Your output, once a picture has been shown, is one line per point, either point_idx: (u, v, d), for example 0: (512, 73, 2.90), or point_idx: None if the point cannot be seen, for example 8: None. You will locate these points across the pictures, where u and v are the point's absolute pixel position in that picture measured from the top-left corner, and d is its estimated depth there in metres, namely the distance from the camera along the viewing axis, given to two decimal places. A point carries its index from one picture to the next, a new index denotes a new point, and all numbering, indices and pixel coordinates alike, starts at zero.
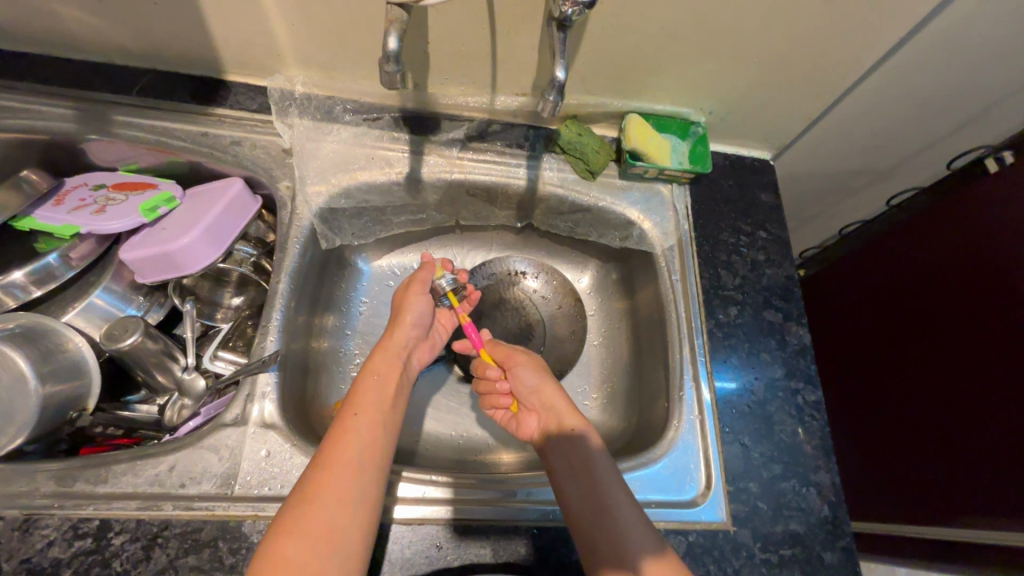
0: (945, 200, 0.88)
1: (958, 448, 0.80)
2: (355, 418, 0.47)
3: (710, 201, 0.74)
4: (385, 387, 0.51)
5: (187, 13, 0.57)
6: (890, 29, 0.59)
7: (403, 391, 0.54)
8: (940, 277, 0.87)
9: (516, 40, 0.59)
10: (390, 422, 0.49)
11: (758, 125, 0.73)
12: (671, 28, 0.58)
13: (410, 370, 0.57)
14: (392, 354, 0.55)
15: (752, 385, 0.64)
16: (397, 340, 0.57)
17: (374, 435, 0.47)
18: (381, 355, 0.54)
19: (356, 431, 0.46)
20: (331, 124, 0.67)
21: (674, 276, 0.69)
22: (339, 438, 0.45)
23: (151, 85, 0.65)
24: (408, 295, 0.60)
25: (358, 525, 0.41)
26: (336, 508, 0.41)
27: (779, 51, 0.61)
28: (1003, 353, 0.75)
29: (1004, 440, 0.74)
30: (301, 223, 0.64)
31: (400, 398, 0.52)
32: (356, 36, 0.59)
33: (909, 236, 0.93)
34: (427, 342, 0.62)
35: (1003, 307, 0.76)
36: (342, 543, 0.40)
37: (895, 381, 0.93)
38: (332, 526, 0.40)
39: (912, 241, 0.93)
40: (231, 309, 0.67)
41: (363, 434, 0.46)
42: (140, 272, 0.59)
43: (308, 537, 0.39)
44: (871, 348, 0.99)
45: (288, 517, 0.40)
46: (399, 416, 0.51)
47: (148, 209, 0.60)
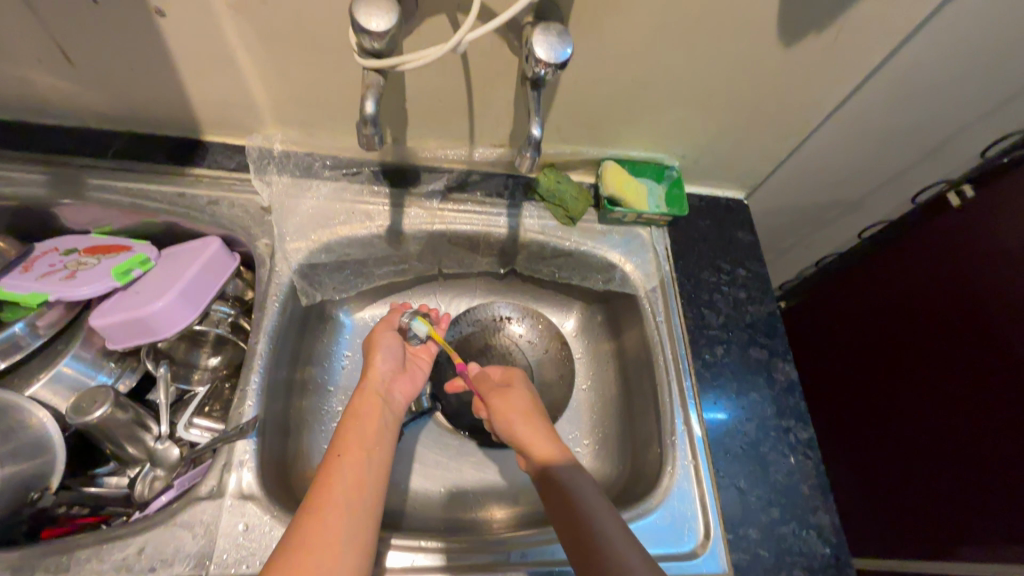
0: (910, 233, 0.90)
1: (947, 474, 0.80)
2: (339, 459, 0.47)
3: (690, 241, 0.75)
4: (366, 425, 0.52)
5: (164, 76, 0.57)
6: (846, 76, 0.62)
7: (389, 431, 0.53)
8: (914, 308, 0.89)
9: (493, 94, 0.60)
10: (377, 458, 0.49)
11: (730, 167, 0.75)
12: (641, 79, 0.60)
13: (395, 406, 0.57)
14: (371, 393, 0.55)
15: (743, 426, 0.63)
16: (374, 377, 0.57)
17: (356, 476, 0.46)
18: (363, 395, 0.55)
19: (343, 469, 0.46)
20: (309, 181, 0.67)
21: (658, 316, 0.69)
22: (325, 478, 0.45)
23: (127, 147, 0.65)
24: (378, 332, 0.61)
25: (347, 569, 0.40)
26: (322, 554, 0.40)
27: (745, 97, 0.63)
28: (979, 377, 0.77)
29: (989, 464, 0.75)
30: (281, 280, 0.62)
31: (386, 432, 0.52)
32: (333, 93, 0.60)
33: (881, 267, 0.96)
34: (408, 374, 0.61)
35: (976, 334, 0.78)
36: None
37: (880, 408, 0.95)
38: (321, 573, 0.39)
39: (884, 271, 0.95)
40: (207, 369, 0.65)
41: (350, 473, 0.46)
42: (111, 338, 0.57)
43: None
44: (851, 374, 1.01)
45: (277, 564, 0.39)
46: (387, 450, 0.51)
47: (120, 272, 0.59)
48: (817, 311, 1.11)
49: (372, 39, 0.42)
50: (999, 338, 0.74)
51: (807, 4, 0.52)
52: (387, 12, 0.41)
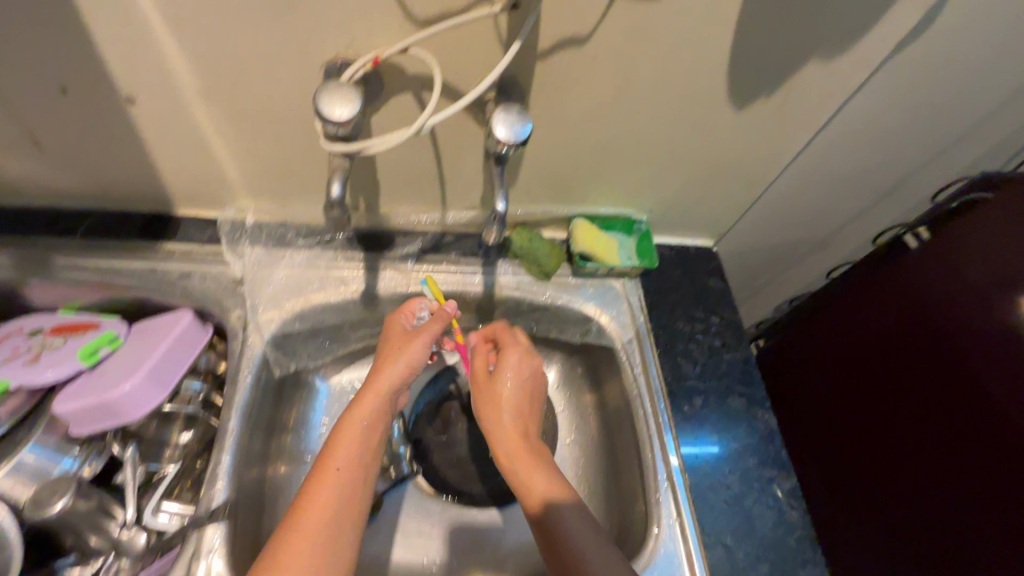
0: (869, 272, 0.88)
1: (915, 515, 0.75)
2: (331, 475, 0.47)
3: (662, 292, 0.76)
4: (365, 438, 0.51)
5: (135, 158, 0.58)
6: (796, 134, 0.65)
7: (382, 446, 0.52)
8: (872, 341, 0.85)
9: (462, 162, 0.62)
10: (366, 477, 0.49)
11: (696, 218, 0.78)
12: (604, 145, 0.62)
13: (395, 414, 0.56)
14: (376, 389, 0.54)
15: (727, 480, 0.63)
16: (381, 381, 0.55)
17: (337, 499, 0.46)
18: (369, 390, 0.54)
19: (326, 490, 0.46)
20: (283, 250, 0.68)
21: (636, 369, 0.69)
22: (309, 500, 0.45)
23: (97, 224, 0.65)
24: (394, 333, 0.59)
25: None
26: None
27: (704, 156, 0.66)
28: (968, 426, 0.69)
29: (997, 526, 0.66)
30: (254, 352, 0.62)
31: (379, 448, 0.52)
32: (305, 167, 0.61)
33: (838, 303, 0.92)
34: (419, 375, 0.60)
35: (959, 377, 0.71)
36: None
37: (854, 464, 0.85)
38: None
39: (840, 307, 0.92)
40: (178, 447, 0.62)
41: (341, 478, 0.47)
42: (76, 423, 0.55)
43: None
44: (820, 426, 0.93)
45: None
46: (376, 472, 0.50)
47: (87, 352, 0.58)
48: (785, 355, 1.04)
49: (336, 126, 0.43)
50: (986, 381, 0.68)
51: (754, 75, 0.56)
52: (350, 99, 0.43)
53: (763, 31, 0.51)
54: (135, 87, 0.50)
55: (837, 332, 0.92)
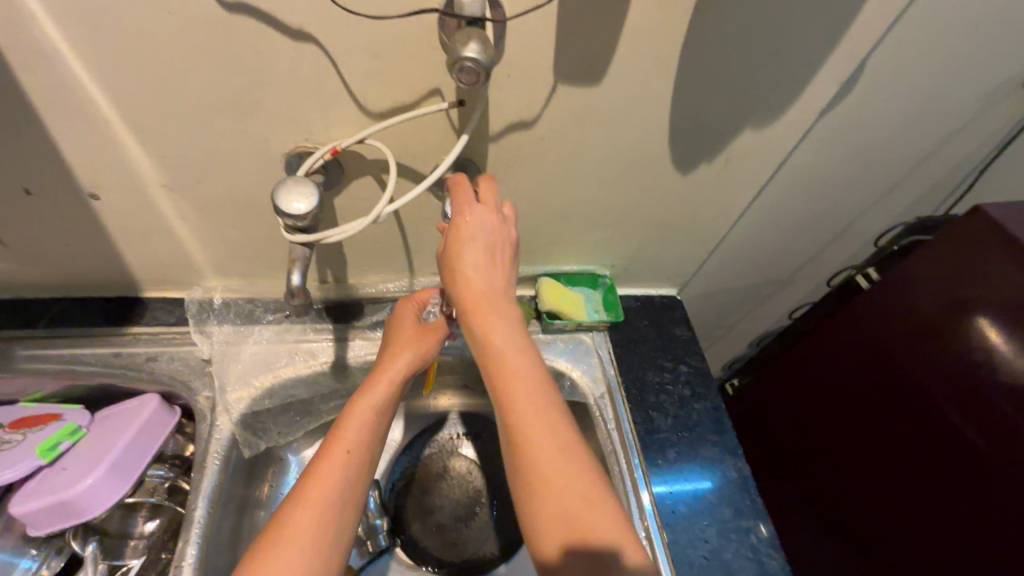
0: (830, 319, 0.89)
1: (903, 559, 0.75)
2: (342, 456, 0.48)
3: (631, 343, 0.78)
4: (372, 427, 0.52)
5: (100, 248, 0.59)
6: (741, 192, 0.69)
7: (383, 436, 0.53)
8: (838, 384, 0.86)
9: (425, 233, 0.64)
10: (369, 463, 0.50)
11: (657, 271, 0.81)
12: (561, 211, 0.65)
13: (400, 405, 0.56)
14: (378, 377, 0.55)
15: (704, 534, 0.63)
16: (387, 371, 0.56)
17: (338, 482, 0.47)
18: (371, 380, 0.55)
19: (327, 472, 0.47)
20: (251, 326, 0.68)
21: (610, 424, 0.70)
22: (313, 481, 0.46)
23: (61, 312, 0.65)
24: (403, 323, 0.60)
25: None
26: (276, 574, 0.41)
27: (657, 215, 0.69)
28: (930, 462, 0.71)
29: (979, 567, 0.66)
30: (222, 434, 0.61)
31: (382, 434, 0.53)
32: (270, 247, 0.63)
33: (801, 349, 0.94)
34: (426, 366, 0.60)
35: (916, 413, 0.73)
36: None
37: (835, 502, 0.86)
38: None
39: (805, 351, 0.93)
40: (143, 538, 0.60)
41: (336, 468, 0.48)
42: (33, 524, 0.54)
43: None
44: (799, 466, 0.93)
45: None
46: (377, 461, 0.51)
47: (47, 447, 0.57)
48: (758, 396, 1.05)
49: (295, 219, 0.45)
50: (943, 417, 0.70)
51: (694, 144, 0.59)
52: (308, 193, 0.45)
53: (698, 107, 0.55)
54: (98, 184, 0.52)
55: (803, 374, 0.93)
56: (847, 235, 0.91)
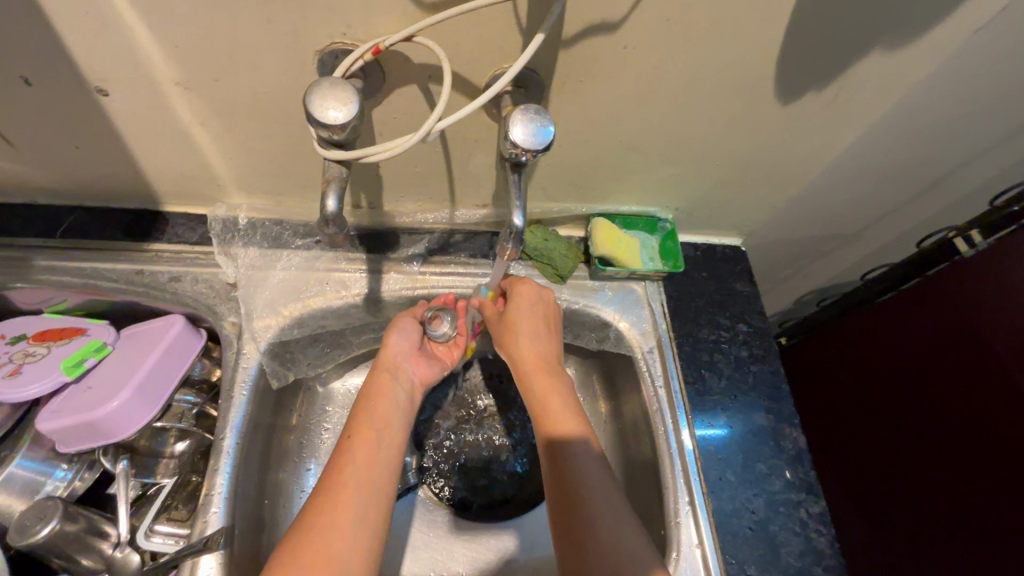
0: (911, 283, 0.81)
1: (951, 534, 0.72)
2: (350, 439, 0.51)
3: (687, 296, 0.71)
4: (376, 403, 0.55)
5: (115, 153, 0.53)
6: (845, 131, 0.58)
7: (399, 407, 0.56)
8: (910, 353, 0.79)
9: (473, 158, 0.56)
10: (388, 435, 0.53)
11: (726, 217, 0.72)
12: (630, 141, 0.56)
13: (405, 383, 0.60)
14: (383, 373, 0.58)
15: (751, 504, 0.59)
16: (387, 361, 0.59)
17: (368, 452, 0.50)
18: (379, 375, 0.58)
19: (353, 446, 0.50)
20: (279, 251, 0.63)
21: (657, 382, 0.65)
22: (338, 456, 0.50)
23: (79, 222, 0.60)
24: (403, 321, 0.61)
25: (355, 548, 0.44)
26: (331, 533, 0.44)
27: (740, 152, 0.59)
28: (1007, 449, 0.65)
29: None
30: (250, 363, 0.57)
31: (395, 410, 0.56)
32: (299, 163, 0.56)
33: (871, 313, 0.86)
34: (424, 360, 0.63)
35: (1000, 400, 0.66)
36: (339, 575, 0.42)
37: (886, 476, 0.82)
38: (330, 552, 0.42)
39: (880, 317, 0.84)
40: (173, 458, 0.59)
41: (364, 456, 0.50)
42: (61, 441, 0.52)
43: (305, 562, 0.42)
44: (851, 435, 0.88)
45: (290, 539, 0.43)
46: (395, 428, 0.54)
47: (71, 364, 0.54)
48: (815, 359, 0.98)
49: (330, 131, 0.37)
50: None
51: (806, 64, 0.49)
52: (346, 101, 0.37)
53: (823, 17, 0.44)
54: (105, 77, 0.45)
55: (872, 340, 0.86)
56: (942, 189, 0.78)
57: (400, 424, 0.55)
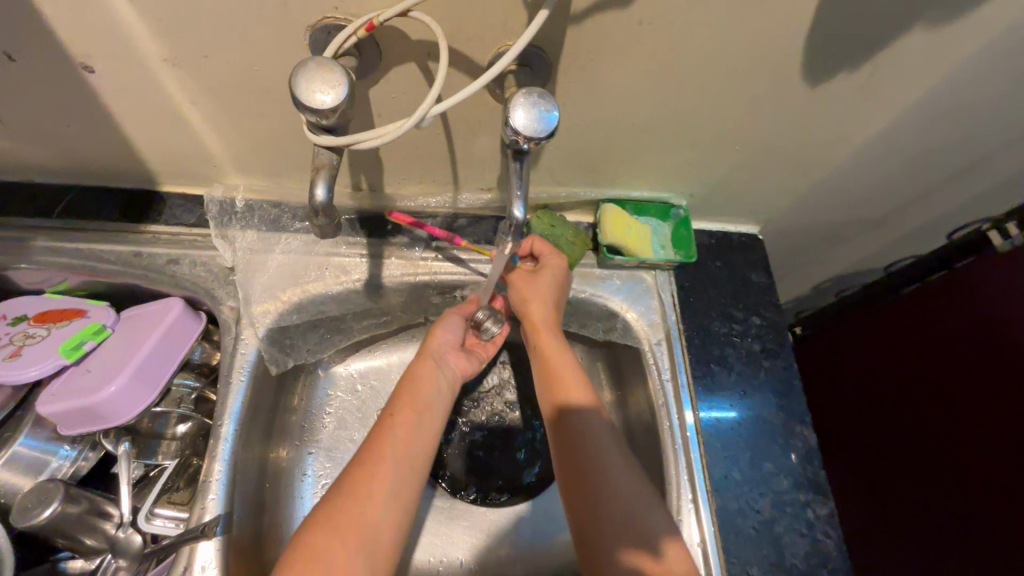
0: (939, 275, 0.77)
1: (967, 535, 0.70)
2: (391, 418, 0.53)
3: (699, 286, 0.68)
4: (420, 386, 0.57)
5: (108, 132, 0.51)
6: (876, 115, 0.54)
7: (441, 394, 0.58)
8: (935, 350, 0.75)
9: (477, 140, 0.54)
10: (428, 419, 0.55)
11: (743, 204, 0.68)
12: (643, 123, 0.53)
13: (450, 373, 0.61)
14: (428, 359, 0.60)
15: (756, 504, 0.57)
16: (433, 349, 0.60)
17: (408, 434, 0.52)
18: (424, 359, 0.59)
19: (393, 427, 0.52)
20: (278, 235, 0.61)
21: (664, 375, 0.63)
22: (378, 435, 0.52)
23: (76, 202, 0.59)
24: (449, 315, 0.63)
25: (385, 521, 0.47)
26: (364, 504, 0.47)
27: (761, 137, 0.56)
28: None
29: None
30: (248, 350, 0.57)
31: (438, 395, 0.57)
32: (296, 143, 0.54)
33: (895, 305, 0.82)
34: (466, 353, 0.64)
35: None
36: (369, 543, 0.45)
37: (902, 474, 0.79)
38: (359, 522, 0.45)
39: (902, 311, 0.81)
40: (175, 440, 0.60)
41: (405, 435, 0.52)
42: (61, 424, 0.52)
43: (338, 531, 0.44)
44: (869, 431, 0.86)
45: (320, 512, 0.46)
46: (436, 413, 0.56)
47: (71, 347, 0.54)
48: (831, 351, 0.95)
49: (320, 115, 0.35)
50: None
51: (839, 41, 0.45)
52: (335, 82, 0.34)
53: None
54: (89, 54, 0.43)
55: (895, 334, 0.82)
56: (977, 175, 0.74)
57: (440, 410, 0.57)
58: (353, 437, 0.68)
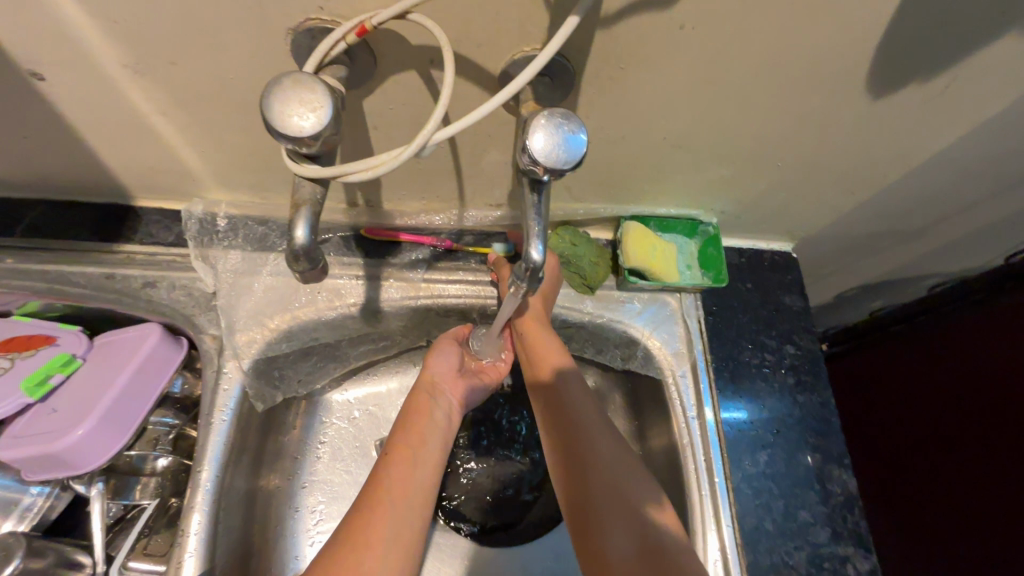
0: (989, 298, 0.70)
1: None
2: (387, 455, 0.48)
3: (727, 311, 0.62)
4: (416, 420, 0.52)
5: (70, 145, 0.45)
6: (941, 129, 0.47)
7: (440, 427, 0.53)
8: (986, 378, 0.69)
9: (486, 155, 0.47)
10: (427, 456, 0.50)
11: (779, 221, 0.62)
12: (675, 137, 0.46)
13: (448, 401, 0.55)
14: (422, 390, 0.55)
15: (791, 558, 0.52)
16: (426, 380, 0.55)
17: (405, 472, 0.47)
18: (416, 390, 0.54)
19: (390, 463, 0.48)
20: (265, 254, 0.55)
21: (690, 411, 0.57)
22: (375, 473, 0.47)
23: (43, 218, 0.54)
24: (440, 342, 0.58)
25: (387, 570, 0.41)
26: (361, 553, 0.41)
27: (807, 152, 0.49)
28: None
29: None
30: (231, 385, 0.51)
31: (436, 429, 0.52)
32: (282, 158, 0.48)
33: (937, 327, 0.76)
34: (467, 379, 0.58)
35: None
36: None
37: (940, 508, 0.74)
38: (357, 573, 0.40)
39: None
40: (154, 478, 0.53)
41: (402, 471, 0.47)
42: (26, 469, 0.47)
43: None
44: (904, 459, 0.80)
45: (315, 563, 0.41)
46: (436, 446, 0.51)
47: (36, 382, 0.49)
48: None
49: (299, 143, 0.29)
50: None
51: (915, 47, 0.38)
52: (316, 105, 0.28)
53: None
54: (37, 61, 0.37)
55: None
56: None
57: (441, 442, 0.52)
58: (349, 469, 0.63)
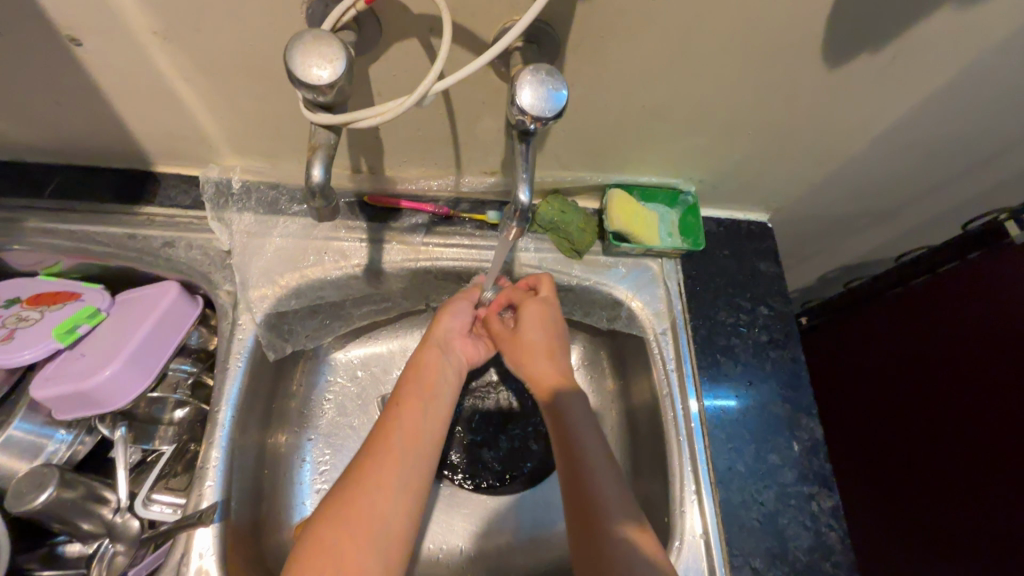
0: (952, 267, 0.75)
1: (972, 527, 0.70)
2: (397, 407, 0.52)
3: (705, 275, 0.67)
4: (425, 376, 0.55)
5: (99, 110, 0.50)
6: (894, 99, 0.52)
7: (446, 385, 0.56)
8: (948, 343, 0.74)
9: (480, 122, 0.52)
10: (433, 409, 0.53)
11: (753, 191, 0.66)
12: (652, 106, 0.51)
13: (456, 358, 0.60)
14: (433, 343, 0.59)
15: (761, 496, 0.57)
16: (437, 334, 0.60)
17: (413, 425, 0.51)
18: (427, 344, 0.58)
19: (400, 416, 0.51)
20: (276, 218, 0.60)
21: (669, 365, 0.62)
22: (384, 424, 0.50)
23: (69, 183, 0.58)
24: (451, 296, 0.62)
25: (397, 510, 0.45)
26: (373, 496, 0.45)
27: (773, 122, 0.54)
28: None
29: None
30: (245, 335, 0.56)
31: (443, 387, 0.56)
32: (292, 124, 0.52)
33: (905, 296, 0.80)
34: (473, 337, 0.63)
35: None
36: (378, 533, 0.43)
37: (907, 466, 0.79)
38: (368, 512, 0.44)
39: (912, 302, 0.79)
40: (172, 425, 0.58)
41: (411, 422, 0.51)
42: (57, 408, 0.52)
43: (345, 520, 0.43)
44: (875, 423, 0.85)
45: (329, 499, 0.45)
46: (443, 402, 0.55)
47: (66, 330, 0.53)
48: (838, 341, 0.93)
49: (316, 92, 0.33)
50: None
51: (860, 20, 0.43)
52: (331, 57, 0.32)
53: None
54: (75, 27, 0.41)
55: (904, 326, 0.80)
56: (1002, 163, 0.70)
57: (447, 397, 0.56)
58: (352, 423, 0.67)
